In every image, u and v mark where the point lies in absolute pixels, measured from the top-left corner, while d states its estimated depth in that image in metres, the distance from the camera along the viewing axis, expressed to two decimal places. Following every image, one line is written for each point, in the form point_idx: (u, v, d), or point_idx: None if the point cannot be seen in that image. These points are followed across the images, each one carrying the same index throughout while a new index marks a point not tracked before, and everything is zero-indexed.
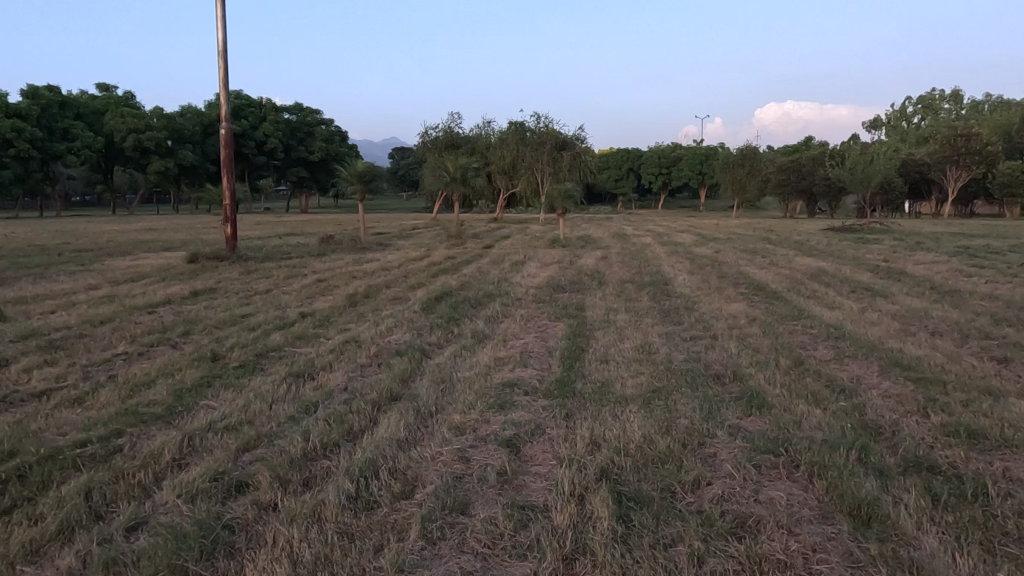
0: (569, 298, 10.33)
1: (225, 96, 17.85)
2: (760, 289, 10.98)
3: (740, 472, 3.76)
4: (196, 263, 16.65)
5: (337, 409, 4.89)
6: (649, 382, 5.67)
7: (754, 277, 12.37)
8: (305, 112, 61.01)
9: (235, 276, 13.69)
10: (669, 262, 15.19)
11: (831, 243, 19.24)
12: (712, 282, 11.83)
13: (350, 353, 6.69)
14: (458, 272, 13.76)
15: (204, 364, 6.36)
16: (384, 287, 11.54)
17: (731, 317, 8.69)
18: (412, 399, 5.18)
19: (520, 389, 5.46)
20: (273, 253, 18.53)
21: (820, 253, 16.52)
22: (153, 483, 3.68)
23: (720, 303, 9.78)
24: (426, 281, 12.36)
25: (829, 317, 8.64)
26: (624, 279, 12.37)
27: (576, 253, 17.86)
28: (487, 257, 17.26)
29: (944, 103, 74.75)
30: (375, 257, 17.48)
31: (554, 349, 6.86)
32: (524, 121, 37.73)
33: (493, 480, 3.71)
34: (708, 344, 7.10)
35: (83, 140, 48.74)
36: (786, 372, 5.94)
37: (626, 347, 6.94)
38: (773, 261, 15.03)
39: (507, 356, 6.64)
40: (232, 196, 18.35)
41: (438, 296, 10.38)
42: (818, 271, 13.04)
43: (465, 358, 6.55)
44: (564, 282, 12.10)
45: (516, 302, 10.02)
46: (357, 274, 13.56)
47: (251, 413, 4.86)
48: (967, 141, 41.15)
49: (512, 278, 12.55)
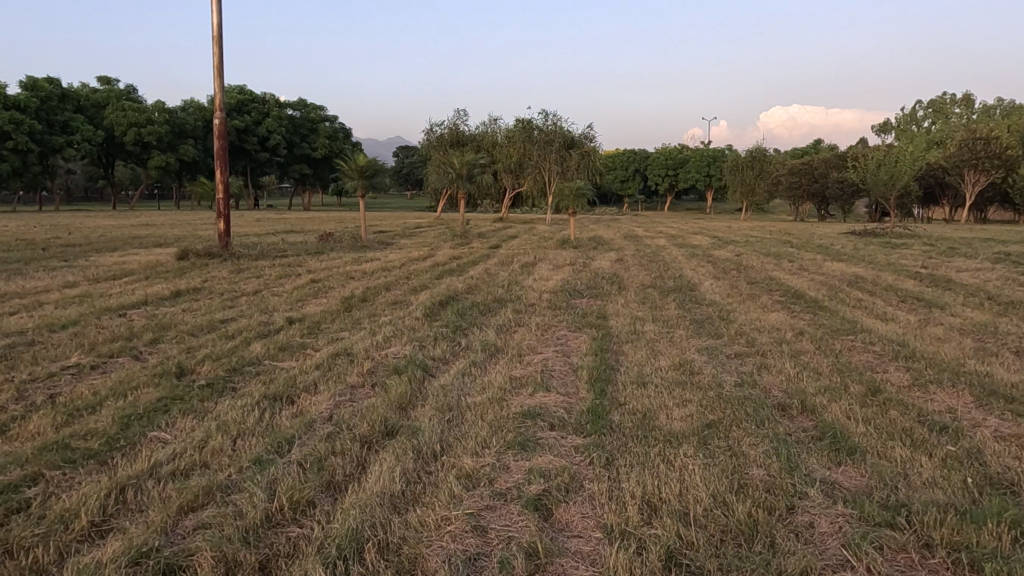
0: (589, 305, 9.32)
1: (218, 84, 16.88)
2: (798, 297, 9.98)
3: (858, 561, 2.76)
4: (186, 261, 15.66)
5: (317, 448, 3.88)
6: (701, 413, 4.64)
7: (787, 283, 11.36)
8: (309, 108, 60.00)
9: (224, 275, 12.69)
10: (690, 266, 14.15)
11: (857, 247, 18.17)
12: (742, 289, 10.80)
13: (340, 370, 5.68)
14: (464, 273, 12.77)
15: (163, 381, 5.34)
16: (383, 288, 10.53)
17: (775, 331, 7.68)
18: (412, 434, 4.17)
19: (545, 422, 4.43)
20: (268, 251, 17.52)
21: (850, 258, 15.45)
22: (56, 566, 2.69)
23: (757, 312, 8.77)
24: (430, 283, 11.36)
25: (888, 331, 7.61)
26: (645, 284, 11.35)
27: (588, 255, 16.85)
28: (495, 257, 16.27)
29: (955, 108, 73.42)
30: (375, 256, 16.44)
31: (579, 367, 5.84)
32: (532, 119, 36.47)
33: (520, 566, 2.72)
34: (759, 364, 6.06)
35: (83, 133, 47.90)
36: (863, 402, 4.91)
37: (664, 366, 5.91)
38: (801, 266, 13.99)
39: (524, 375, 5.63)
40: (225, 189, 17.37)
41: (443, 301, 9.38)
42: (855, 278, 12.00)
43: (475, 377, 5.53)
44: (580, 286, 11.11)
45: (530, 308, 9.00)
46: (355, 274, 12.56)
47: (208, 452, 3.85)
48: (986, 145, 39.91)
49: (524, 281, 11.57)
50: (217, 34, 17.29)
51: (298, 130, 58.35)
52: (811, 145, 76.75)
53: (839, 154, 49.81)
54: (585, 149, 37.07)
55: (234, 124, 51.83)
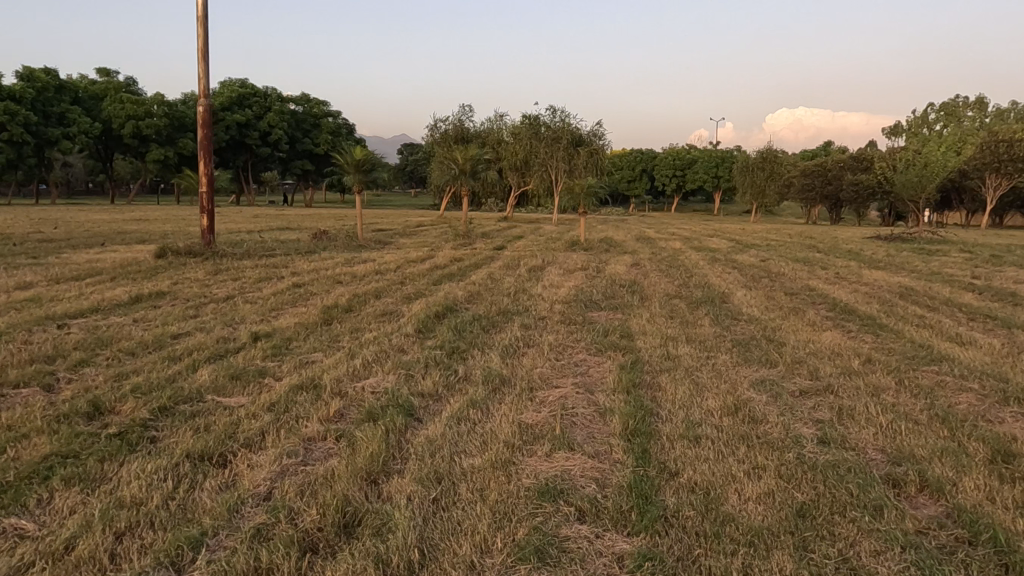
0: (611, 320, 8.01)
1: (202, 68, 15.63)
2: (849, 312, 8.67)
3: None
4: (163, 259, 14.42)
5: (239, 561, 2.59)
6: (784, 494, 3.34)
7: (831, 295, 10.03)
8: (312, 102, 58.67)
9: (199, 277, 11.41)
10: (714, 273, 12.82)
11: (889, 254, 16.73)
12: (781, 301, 9.46)
13: (300, 412, 4.40)
14: (465, 278, 11.47)
15: (63, 428, 4.06)
16: (372, 296, 9.24)
17: (838, 358, 6.38)
18: (382, 532, 2.88)
19: (569, 507, 3.15)
20: (255, 249, 16.24)
21: (887, 267, 14.05)
22: None
23: (808, 333, 7.46)
24: (426, 289, 10.07)
25: (976, 359, 6.30)
26: (669, 294, 10.03)
27: (600, 259, 15.53)
28: (500, 260, 14.98)
29: (968, 111, 71.51)
30: (368, 257, 15.16)
31: (609, 411, 4.54)
32: (539, 114, 35.10)
33: None
34: (837, 408, 4.76)
35: (80, 125, 46.66)
36: (1003, 472, 3.61)
37: (716, 410, 4.63)
38: (837, 275, 12.61)
39: (538, 423, 4.32)
40: (208, 181, 16.07)
41: (440, 312, 8.08)
42: (904, 290, 10.65)
43: (474, 427, 4.23)
44: (597, 294, 9.84)
45: (540, 323, 7.69)
46: (344, 278, 11.29)
47: (72, 566, 2.57)
48: (1010, 149, 38.08)
49: (532, 288, 10.29)
50: (200, 15, 16.04)
51: (300, 124, 56.96)
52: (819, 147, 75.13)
53: (853, 155, 48.30)
54: (594, 147, 35.37)
55: (235, 117, 50.44)
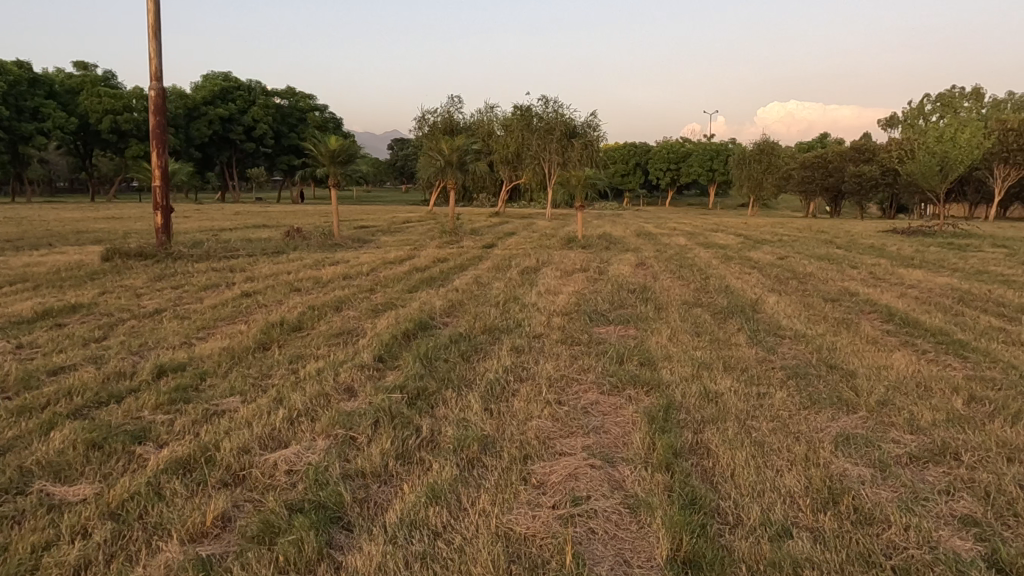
0: (625, 340, 6.39)
1: (154, 46, 13.93)
2: (913, 325, 7.07)
3: None
4: (110, 262, 12.76)
5: None
6: None
7: (879, 301, 8.44)
8: (298, 96, 56.84)
9: (136, 285, 9.74)
10: (732, 274, 11.21)
11: (916, 250, 15.12)
12: (823, 311, 7.85)
13: (162, 521, 2.79)
14: (447, 283, 9.84)
15: None
16: (332, 309, 7.63)
17: (930, 395, 4.80)
18: None
19: None
20: (217, 250, 14.55)
21: (924, 265, 12.46)
22: None
23: (875, 356, 5.88)
24: (399, 298, 8.47)
25: None
26: (687, 302, 8.44)
27: (600, 258, 13.90)
28: (487, 260, 13.32)
29: (964, 101, 69.73)
30: (341, 258, 13.52)
31: (646, 507, 2.94)
32: (531, 105, 33.31)
33: None
34: (981, 489, 3.19)
35: (54, 120, 44.65)
36: None
37: (802, 502, 3.07)
38: (872, 275, 11.00)
39: (536, 531, 2.76)
40: (162, 174, 14.39)
41: (410, 331, 6.44)
42: (958, 294, 9.07)
43: (433, 545, 2.65)
44: (603, 303, 8.23)
45: (535, 345, 6.11)
46: (305, 284, 9.69)
47: None
48: (1018, 138, 36.42)
49: (526, 295, 8.69)
50: None
51: (285, 119, 55.03)
52: (815, 139, 73.39)
53: (854, 146, 46.70)
54: (589, 139, 33.49)
55: (217, 112, 48.54)
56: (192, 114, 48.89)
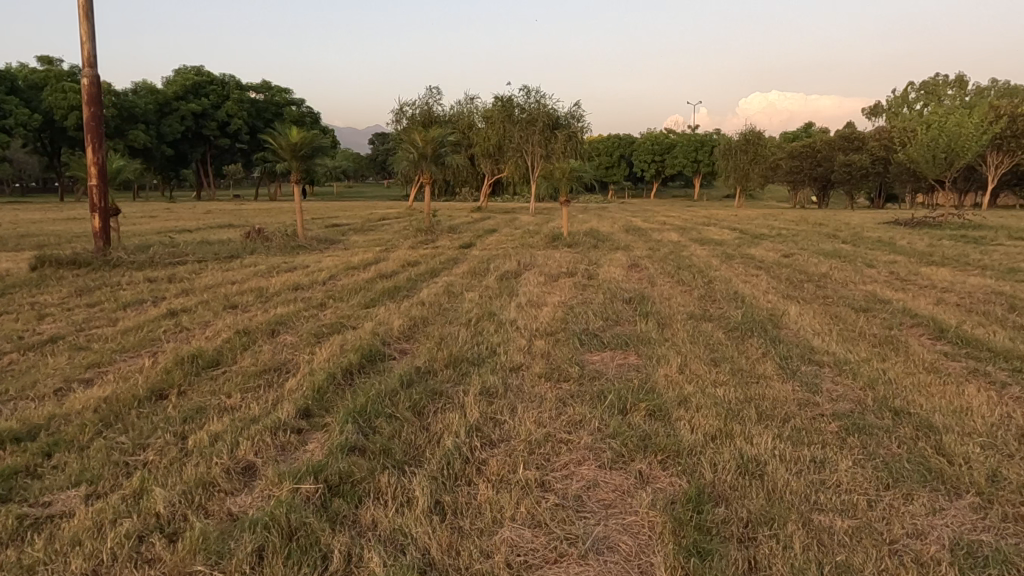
0: (626, 373, 5.09)
1: (87, 29, 12.38)
2: (976, 345, 5.78)
3: None
4: (37, 271, 11.26)
5: None
6: None
7: (919, 311, 7.15)
8: (274, 90, 54.96)
9: (48, 302, 8.30)
10: (738, 277, 9.92)
11: (930, 244, 13.90)
12: (858, 325, 6.56)
13: None
14: (412, 294, 8.50)
15: None
16: (266, 335, 6.24)
17: None
18: None
19: None
20: (163, 254, 13.09)
21: (945, 263, 11.24)
22: None
23: (951, 394, 4.58)
24: (351, 316, 7.11)
25: None
26: (693, 315, 7.13)
27: (588, 259, 12.58)
28: (463, 263, 11.97)
29: (949, 89, 68.75)
30: (301, 263, 12.15)
31: None
32: (511, 95, 31.89)
33: None
34: None
35: (16, 117, 42.51)
36: None
37: None
38: (894, 276, 9.75)
39: None
40: (99, 171, 12.91)
41: (355, 366, 5.09)
42: (1004, 300, 7.83)
43: None
44: (596, 320, 6.89)
45: (513, 383, 4.79)
46: (247, 297, 8.30)
47: None
48: (1011, 124, 35.34)
49: (503, 310, 7.35)
50: None
51: (260, 113, 53.23)
52: (800, 129, 72.46)
53: (842, 134, 45.64)
54: (572, 130, 32.16)
55: (190, 107, 46.86)
56: (163, 110, 47.03)
